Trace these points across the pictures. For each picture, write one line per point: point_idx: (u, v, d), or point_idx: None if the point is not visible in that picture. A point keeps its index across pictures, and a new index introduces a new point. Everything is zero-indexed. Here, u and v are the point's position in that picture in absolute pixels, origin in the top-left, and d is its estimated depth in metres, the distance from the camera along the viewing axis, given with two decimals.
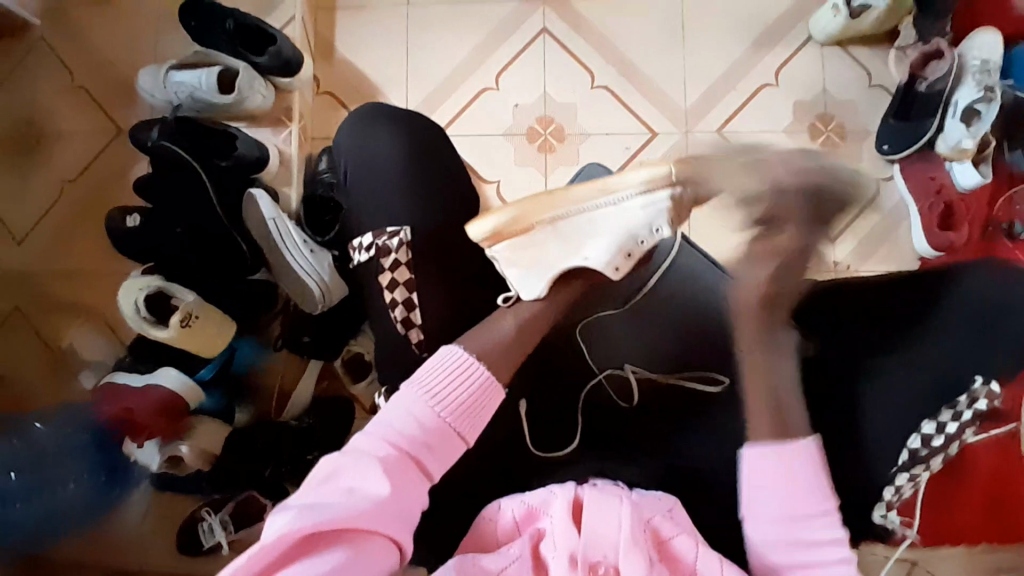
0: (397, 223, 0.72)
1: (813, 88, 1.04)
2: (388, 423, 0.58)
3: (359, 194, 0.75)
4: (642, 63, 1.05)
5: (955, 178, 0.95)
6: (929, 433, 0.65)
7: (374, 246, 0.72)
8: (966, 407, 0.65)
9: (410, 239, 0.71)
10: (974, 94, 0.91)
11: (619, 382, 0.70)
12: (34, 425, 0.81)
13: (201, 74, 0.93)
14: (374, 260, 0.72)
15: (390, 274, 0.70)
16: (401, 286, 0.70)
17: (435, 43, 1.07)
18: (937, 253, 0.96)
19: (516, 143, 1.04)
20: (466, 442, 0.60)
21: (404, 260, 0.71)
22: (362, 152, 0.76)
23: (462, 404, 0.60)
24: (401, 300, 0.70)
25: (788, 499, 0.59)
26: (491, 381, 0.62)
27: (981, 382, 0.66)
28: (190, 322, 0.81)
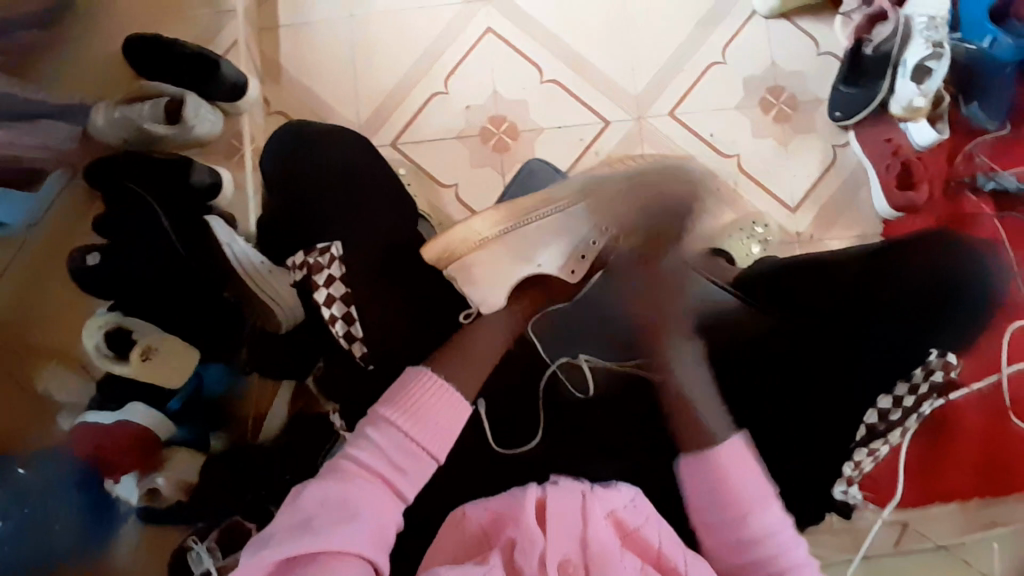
0: (326, 239, 0.76)
1: (761, 63, 1.04)
2: (360, 448, 0.58)
3: (309, 216, 0.79)
4: (587, 53, 1.05)
5: (911, 137, 0.95)
6: (885, 408, 0.65)
7: (306, 264, 0.76)
8: (923, 379, 0.65)
9: (340, 253, 0.75)
10: (923, 51, 0.89)
11: (572, 371, 0.73)
12: (17, 472, 0.70)
13: (146, 106, 0.93)
14: (307, 277, 0.75)
15: (324, 289, 0.74)
16: (337, 301, 0.74)
17: (380, 54, 1.06)
18: (899, 213, 0.96)
19: (469, 145, 1.03)
20: (437, 460, 0.59)
21: (337, 274, 0.74)
22: (299, 180, 0.80)
23: (427, 419, 0.59)
24: (338, 316, 0.74)
25: (710, 504, 0.59)
26: (456, 395, 0.62)
27: (936, 353, 0.65)
28: (149, 356, 0.82)
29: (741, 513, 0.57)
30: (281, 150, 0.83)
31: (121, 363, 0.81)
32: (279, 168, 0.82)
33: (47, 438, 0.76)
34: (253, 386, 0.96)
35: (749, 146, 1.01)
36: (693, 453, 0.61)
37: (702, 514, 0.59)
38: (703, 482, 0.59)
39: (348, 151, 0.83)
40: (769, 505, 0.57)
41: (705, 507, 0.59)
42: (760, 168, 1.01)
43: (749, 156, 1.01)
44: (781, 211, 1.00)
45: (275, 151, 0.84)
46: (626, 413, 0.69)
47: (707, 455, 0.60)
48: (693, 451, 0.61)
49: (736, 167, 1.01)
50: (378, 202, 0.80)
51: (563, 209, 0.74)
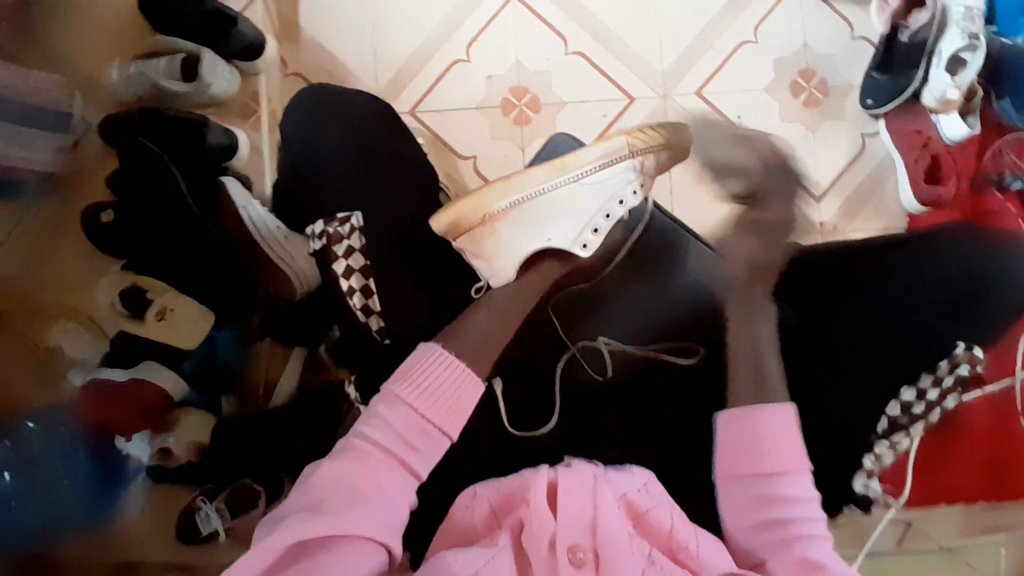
0: (348, 209, 0.75)
1: (793, 44, 1.01)
2: (370, 429, 0.58)
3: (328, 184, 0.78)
4: (615, 25, 1.01)
5: (942, 130, 0.92)
6: (909, 400, 0.66)
7: (326, 235, 0.75)
8: (947, 372, 0.66)
9: (361, 224, 0.74)
10: (959, 42, 0.86)
11: (591, 353, 0.72)
12: (27, 427, 0.70)
13: (163, 63, 0.92)
14: (327, 248, 0.75)
15: (344, 261, 0.73)
16: (356, 274, 0.73)
17: (401, 17, 1.03)
18: (924, 207, 0.94)
19: (490, 116, 1.01)
20: (450, 439, 0.59)
21: (357, 246, 0.74)
22: (311, 146, 0.78)
23: (439, 397, 0.59)
24: (357, 288, 0.73)
25: (741, 457, 0.60)
26: (470, 375, 0.62)
27: (961, 346, 0.67)
28: (166, 315, 0.83)
29: (767, 472, 0.58)
30: (293, 113, 0.81)
31: (137, 322, 0.82)
32: (296, 133, 0.79)
33: (54, 398, 0.74)
34: (262, 355, 0.94)
35: (775, 131, 0.99)
36: (742, 409, 0.62)
37: (728, 464, 0.60)
38: (740, 438, 0.60)
39: (361, 115, 0.81)
40: (807, 467, 0.58)
41: (734, 453, 0.60)
42: (785, 153, 0.99)
43: (775, 141, 0.99)
44: (804, 199, 0.99)
45: (298, 110, 0.81)
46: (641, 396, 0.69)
47: (761, 410, 0.61)
48: (738, 408, 0.62)
49: (761, 152, 0.99)
50: (397, 172, 0.79)
51: (589, 172, 0.69)
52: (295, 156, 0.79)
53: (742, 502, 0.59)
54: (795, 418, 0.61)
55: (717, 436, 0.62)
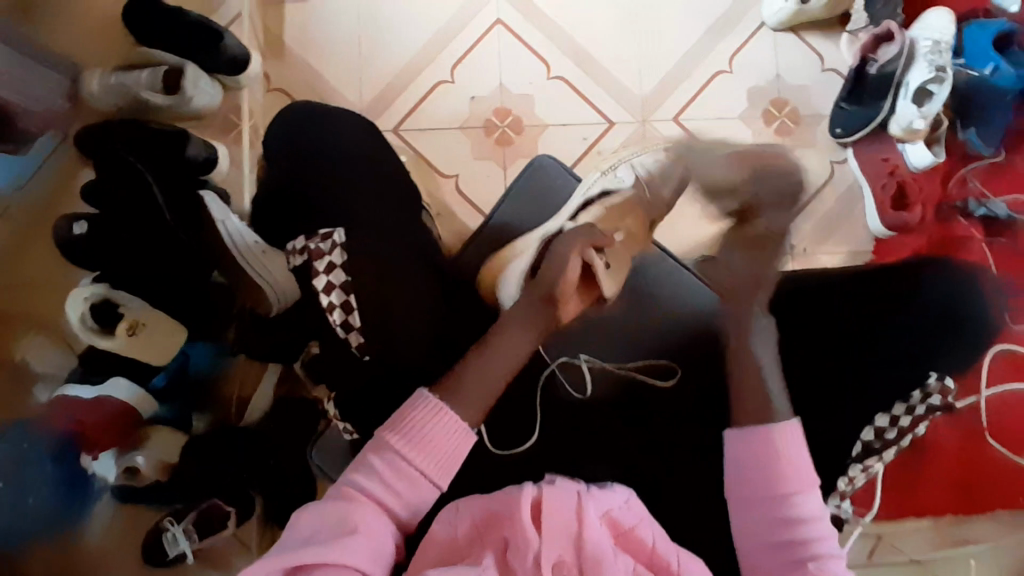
0: (330, 225, 0.69)
1: (766, 75, 1.04)
2: (359, 471, 0.55)
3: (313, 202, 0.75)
4: (595, 52, 1.04)
5: (908, 158, 0.97)
6: (882, 425, 0.65)
7: (307, 250, 0.69)
8: (920, 401, 0.66)
9: (344, 241, 0.68)
10: (925, 75, 0.90)
11: (573, 372, 0.73)
12: None
13: (146, 74, 0.90)
14: (308, 263, 0.69)
15: (325, 277, 0.66)
16: (336, 290, 0.66)
17: (387, 37, 1.05)
18: (892, 232, 0.99)
19: (473, 135, 1.03)
20: (438, 489, 0.56)
21: (338, 262, 0.67)
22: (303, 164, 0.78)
23: (430, 442, 0.56)
24: (337, 304, 0.66)
25: (756, 484, 0.56)
26: (463, 426, 0.57)
27: (933, 377, 0.67)
28: (137, 330, 0.79)
29: (784, 492, 0.55)
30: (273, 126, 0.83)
31: (105, 337, 0.77)
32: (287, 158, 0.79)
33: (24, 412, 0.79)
34: (238, 369, 0.94)
35: None
36: (750, 429, 0.58)
37: (750, 484, 0.56)
38: (749, 462, 0.57)
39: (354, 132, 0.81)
40: (814, 491, 0.56)
41: (760, 494, 0.56)
42: None
43: None
44: None
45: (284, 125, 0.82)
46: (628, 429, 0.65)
47: (757, 434, 0.58)
48: (744, 428, 0.58)
49: None
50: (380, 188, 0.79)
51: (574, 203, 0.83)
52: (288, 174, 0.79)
53: (750, 506, 0.56)
54: (805, 443, 0.57)
55: (730, 459, 0.58)
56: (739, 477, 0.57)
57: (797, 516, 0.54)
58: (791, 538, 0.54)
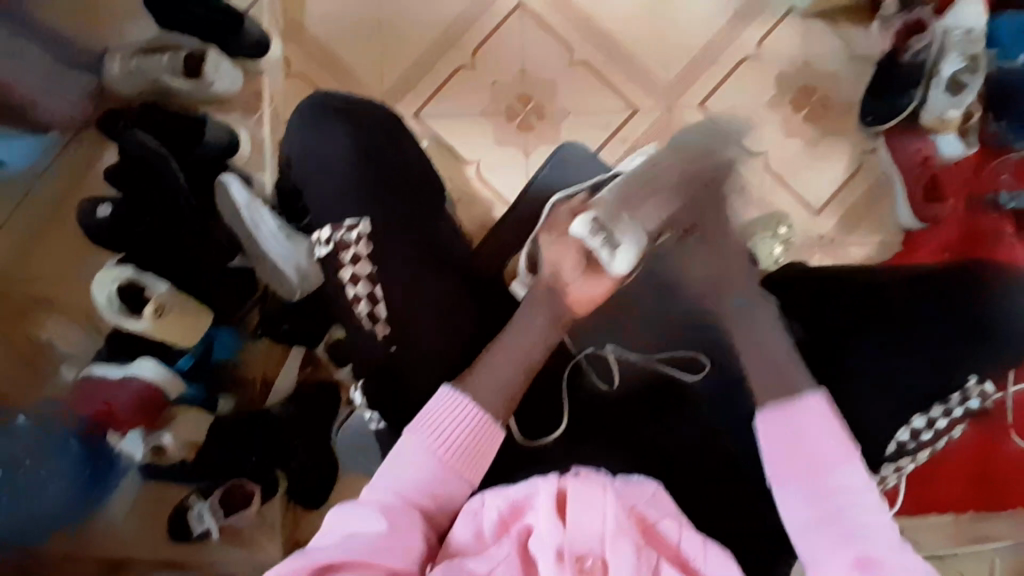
0: (353, 214, 0.61)
1: (795, 61, 1.02)
2: (391, 473, 0.55)
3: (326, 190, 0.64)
4: (619, 37, 1.02)
5: (938, 146, 0.94)
6: (919, 427, 0.63)
7: (330, 241, 0.61)
8: (958, 404, 0.64)
9: (370, 232, 0.60)
10: (957, 64, 0.87)
11: (598, 363, 0.70)
12: (16, 421, 0.72)
13: (170, 59, 0.91)
14: (331, 256, 0.61)
15: (348, 269, 0.60)
16: (362, 280, 0.60)
17: (408, 21, 1.04)
18: (922, 224, 0.96)
19: (495, 121, 1.02)
20: (471, 485, 0.56)
21: (363, 254, 0.60)
22: (315, 148, 0.65)
23: (460, 441, 0.56)
24: (363, 295, 0.60)
25: (787, 460, 0.55)
26: (491, 422, 0.58)
27: (974, 379, 0.63)
28: (164, 314, 0.78)
29: (824, 458, 0.54)
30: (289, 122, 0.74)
31: (134, 320, 0.77)
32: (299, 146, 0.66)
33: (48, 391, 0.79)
34: (258, 354, 0.94)
35: (774, 146, 1.00)
36: (772, 405, 0.57)
37: (780, 464, 0.55)
38: (783, 434, 0.56)
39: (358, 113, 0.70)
40: (851, 460, 0.53)
41: (799, 472, 0.54)
42: (783, 167, 1.00)
43: (775, 156, 1.00)
44: (803, 212, 1.00)
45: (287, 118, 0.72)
46: (653, 420, 0.65)
47: (789, 408, 0.56)
48: (770, 405, 0.57)
49: (762, 165, 1.00)
50: None
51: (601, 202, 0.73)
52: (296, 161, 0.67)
53: (790, 483, 0.54)
54: (831, 416, 0.55)
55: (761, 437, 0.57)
56: (775, 459, 0.55)
57: (840, 484, 0.53)
58: (838, 503, 0.52)
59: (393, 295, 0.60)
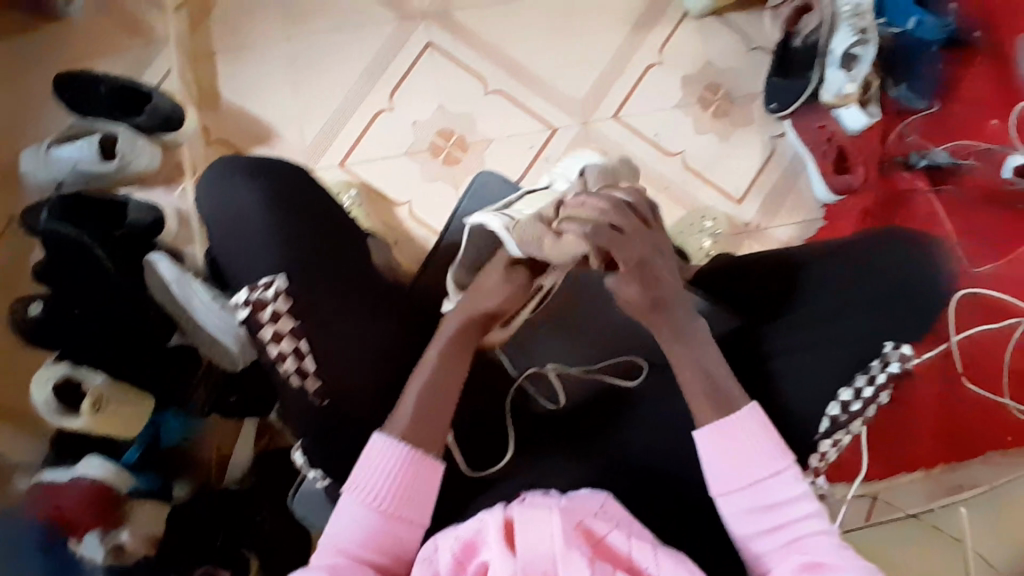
0: (268, 272, 0.60)
1: (697, 61, 1.06)
2: (338, 533, 0.54)
3: (240, 253, 0.62)
4: (528, 61, 1.05)
5: (843, 123, 0.99)
6: (846, 399, 0.63)
7: (248, 302, 0.60)
8: (880, 370, 0.64)
9: (286, 286, 0.60)
10: (848, 40, 0.94)
11: (541, 382, 0.73)
12: None
13: (82, 144, 0.88)
14: (249, 317, 0.60)
15: (270, 327, 0.59)
16: (286, 337, 0.59)
17: (320, 75, 1.05)
18: (839, 196, 1.00)
19: (420, 160, 1.03)
20: (421, 524, 0.56)
21: (283, 310, 0.60)
22: (226, 210, 0.63)
23: (399, 487, 0.56)
24: (288, 351, 0.59)
25: (732, 474, 0.58)
26: (426, 456, 0.57)
27: (890, 345, 0.64)
28: (103, 405, 0.76)
29: (759, 476, 0.57)
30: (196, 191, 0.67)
31: (74, 416, 0.76)
32: (210, 213, 0.64)
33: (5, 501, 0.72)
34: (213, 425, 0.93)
35: (690, 143, 1.04)
36: (711, 426, 0.59)
37: (721, 479, 0.58)
38: (727, 452, 0.58)
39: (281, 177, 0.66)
40: (785, 465, 0.58)
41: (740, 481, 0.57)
42: (702, 162, 1.04)
43: (692, 153, 1.04)
44: (727, 203, 1.03)
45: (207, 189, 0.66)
46: (601, 433, 0.65)
47: (720, 426, 0.59)
48: (709, 426, 0.59)
49: (681, 164, 1.03)
50: None
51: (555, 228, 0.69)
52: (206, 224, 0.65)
53: (733, 492, 0.57)
54: (765, 429, 0.59)
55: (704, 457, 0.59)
56: (717, 472, 0.58)
57: (778, 497, 0.57)
58: (779, 516, 0.56)
59: (322, 352, 0.60)
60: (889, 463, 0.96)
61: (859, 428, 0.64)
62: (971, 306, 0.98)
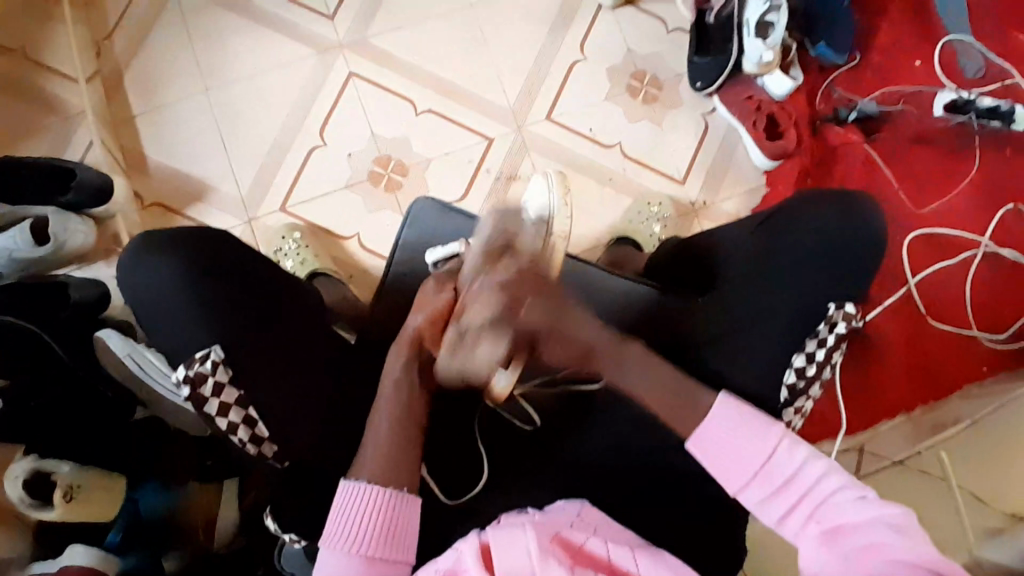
0: (201, 346, 0.58)
1: (619, 51, 1.07)
2: None
3: (172, 333, 0.60)
4: (452, 76, 1.05)
5: (769, 90, 1.02)
6: (800, 366, 0.64)
7: (185, 380, 0.57)
8: (828, 333, 0.64)
9: (223, 357, 0.58)
10: (761, 8, 0.97)
11: (516, 407, 0.67)
12: None
13: (12, 234, 0.85)
14: (189, 396, 0.58)
15: (214, 401, 0.57)
16: (232, 408, 0.58)
17: (246, 122, 1.04)
18: (775, 161, 1.01)
19: (361, 191, 1.02)
20: (408, 563, 0.55)
21: (225, 380, 0.58)
22: (145, 291, 0.60)
23: (382, 529, 0.54)
24: (237, 421, 0.58)
25: (733, 470, 0.55)
26: (404, 493, 0.56)
27: (835, 305, 0.64)
28: (74, 494, 0.75)
29: (762, 455, 0.54)
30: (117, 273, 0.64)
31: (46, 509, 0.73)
32: (133, 297, 0.61)
33: None
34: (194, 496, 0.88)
35: (625, 132, 1.05)
36: (693, 434, 0.57)
37: (728, 478, 0.55)
38: (721, 449, 0.56)
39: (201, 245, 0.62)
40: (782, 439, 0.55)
41: (743, 475, 0.55)
42: (640, 149, 1.05)
43: (630, 142, 1.05)
44: (671, 185, 1.04)
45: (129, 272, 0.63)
46: (570, 439, 0.66)
47: (704, 425, 0.57)
48: (692, 435, 0.58)
49: (620, 154, 1.04)
50: None
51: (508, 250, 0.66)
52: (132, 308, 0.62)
53: (746, 488, 0.55)
54: (745, 410, 0.57)
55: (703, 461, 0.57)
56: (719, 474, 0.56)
57: (789, 469, 0.54)
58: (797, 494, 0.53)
59: (278, 409, 0.60)
60: (867, 413, 0.98)
61: (820, 391, 0.66)
62: (921, 246, 1.02)
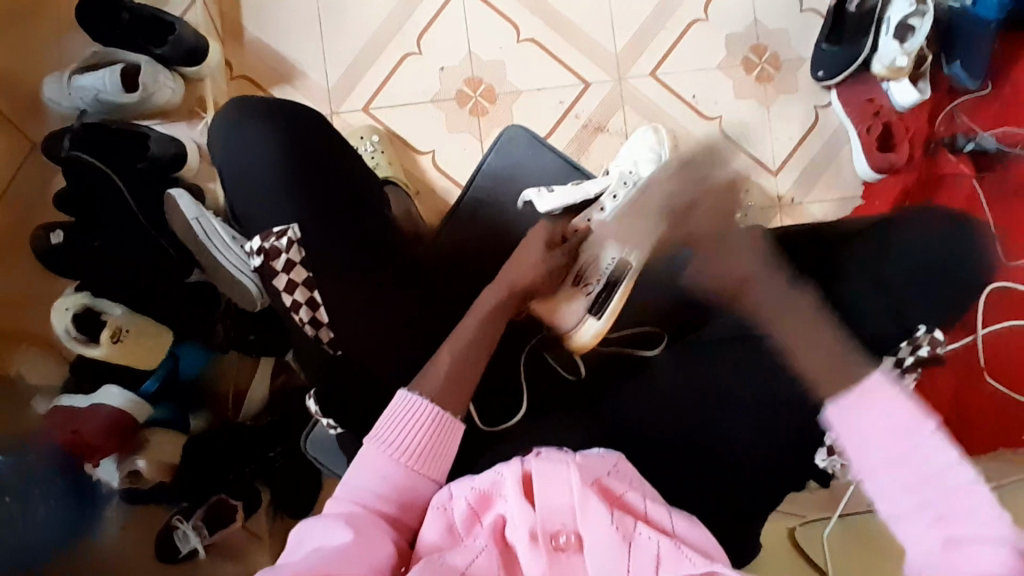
0: (283, 222, 0.62)
1: (744, 19, 1.01)
2: (356, 486, 0.54)
3: (250, 194, 0.64)
4: (565, 9, 1.00)
5: (893, 98, 0.95)
6: None
7: (263, 250, 0.62)
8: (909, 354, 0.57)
9: (300, 237, 0.62)
10: (906, 9, 0.90)
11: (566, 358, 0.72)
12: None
13: (103, 74, 0.87)
14: (265, 264, 0.62)
15: (285, 275, 0.61)
16: (299, 287, 0.61)
17: (349, 11, 1.01)
18: (880, 174, 0.96)
19: (446, 109, 1.00)
20: (437, 483, 0.55)
21: (297, 259, 0.61)
22: (240, 151, 0.64)
23: (422, 447, 0.55)
24: (302, 301, 0.61)
25: (878, 446, 0.48)
26: (449, 418, 0.57)
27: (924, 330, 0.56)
28: (120, 337, 0.77)
29: (911, 443, 0.47)
30: (214, 130, 0.67)
31: (93, 345, 0.77)
32: (226, 154, 0.65)
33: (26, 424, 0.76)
34: (228, 367, 0.94)
35: (727, 106, 1.00)
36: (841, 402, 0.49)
37: (864, 457, 0.48)
38: (871, 422, 0.48)
39: (304, 123, 0.65)
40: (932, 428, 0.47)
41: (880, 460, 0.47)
42: (739, 127, 0.99)
43: (729, 117, 1.00)
44: (762, 173, 0.99)
45: (229, 120, 0.65)
46: (618, 401, 0.64)
47: (858, 395, 0.49)
48: (835, 401, 0.49)
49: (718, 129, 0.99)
50: None
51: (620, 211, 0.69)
52: (221, 177, 0.66)
53: (879, 469, 0.47)
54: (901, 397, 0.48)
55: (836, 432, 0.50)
56: (863, 446, 0.48)
57: (934, 464, 0.46)
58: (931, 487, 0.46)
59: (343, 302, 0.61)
60: None
61: None
62: (1000, 300, 0.93)
